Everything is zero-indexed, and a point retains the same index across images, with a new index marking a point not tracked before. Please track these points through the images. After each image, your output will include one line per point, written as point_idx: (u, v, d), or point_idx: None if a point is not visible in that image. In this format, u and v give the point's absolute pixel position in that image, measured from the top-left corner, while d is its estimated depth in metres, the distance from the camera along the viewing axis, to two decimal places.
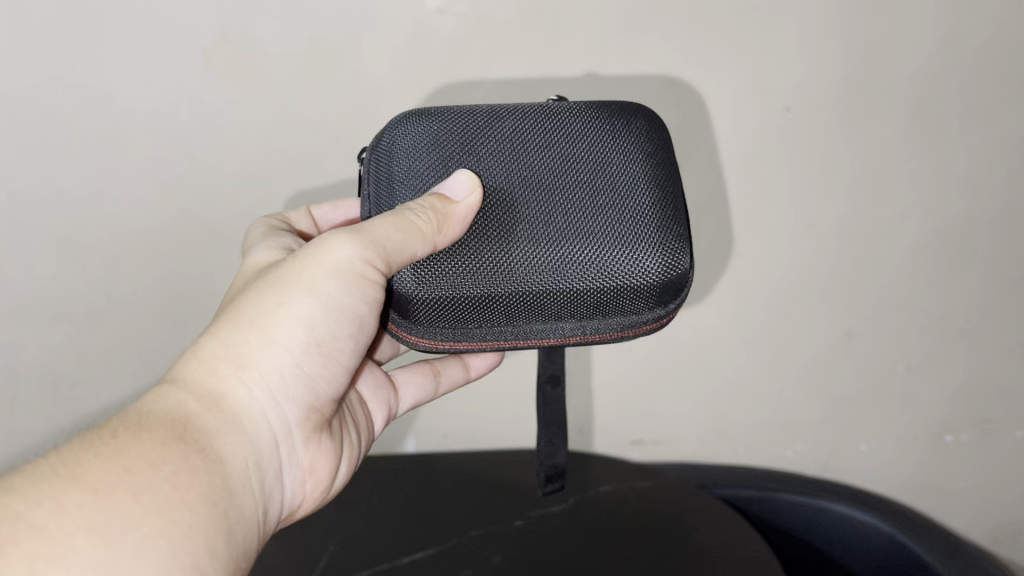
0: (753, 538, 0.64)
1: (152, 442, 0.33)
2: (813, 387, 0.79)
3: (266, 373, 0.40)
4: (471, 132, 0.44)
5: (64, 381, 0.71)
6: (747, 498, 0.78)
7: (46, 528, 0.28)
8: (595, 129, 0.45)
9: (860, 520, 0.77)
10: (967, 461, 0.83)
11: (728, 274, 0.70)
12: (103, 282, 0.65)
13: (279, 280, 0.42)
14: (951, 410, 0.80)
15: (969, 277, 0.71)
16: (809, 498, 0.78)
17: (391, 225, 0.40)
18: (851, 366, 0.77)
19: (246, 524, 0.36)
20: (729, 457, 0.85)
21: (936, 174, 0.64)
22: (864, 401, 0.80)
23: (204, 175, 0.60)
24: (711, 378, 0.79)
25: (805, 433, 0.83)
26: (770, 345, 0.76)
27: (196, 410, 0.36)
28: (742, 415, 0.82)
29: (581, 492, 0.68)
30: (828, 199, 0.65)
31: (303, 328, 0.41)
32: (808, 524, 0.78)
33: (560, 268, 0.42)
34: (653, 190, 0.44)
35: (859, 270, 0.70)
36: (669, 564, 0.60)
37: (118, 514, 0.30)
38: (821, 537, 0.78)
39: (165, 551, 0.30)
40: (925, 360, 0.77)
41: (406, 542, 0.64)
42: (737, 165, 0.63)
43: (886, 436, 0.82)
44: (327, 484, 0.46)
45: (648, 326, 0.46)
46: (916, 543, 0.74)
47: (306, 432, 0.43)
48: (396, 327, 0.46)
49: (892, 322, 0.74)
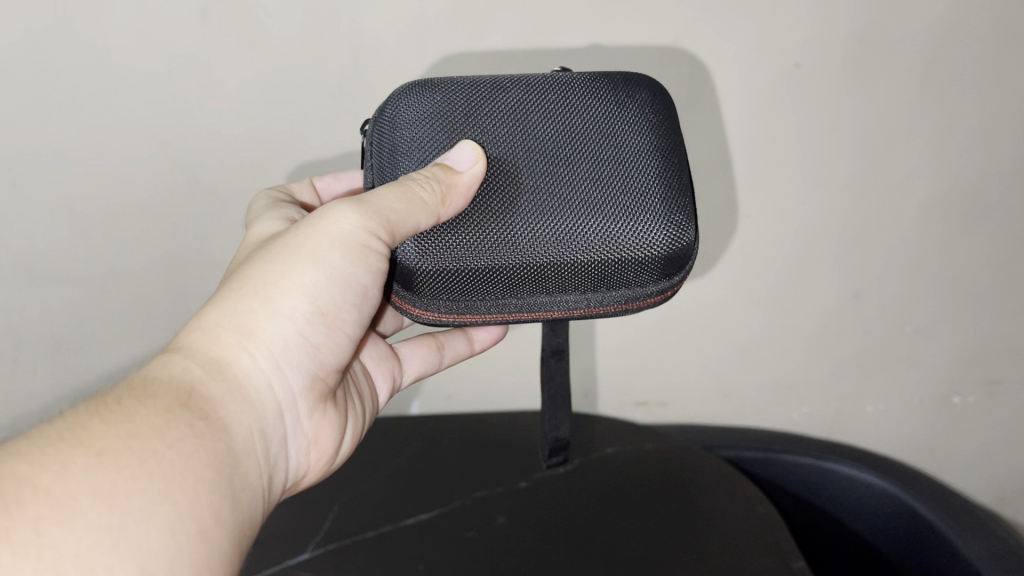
0: (759, 499, 0.64)
1: (156, 409, 0.33)
2: (822, 349, 0.80)
3: (271, 342, 0.40)
4: (474, 103, 0.44)
5: (72, 344, 0.71)
6: (753, 459, 0.78)
7: (52, 491, 0.28)
8: (600, 100, 0.45)
9: (866, 481, 0.75)
10: (976, 420, 0.85)
11: (737, 234, 0.70)
12: (106, 242, 0.65)
13: (283, 250, 0.41)
14: (961, 371, 0.82)
15: (979, 235, 0.71)
16: (815, 459, 0.77)
17: (394, 196, 0.40)
18: (861, 326, 0.78)
19: (251, 492, 0.36)
20: (735, 419, 0.86)
21: (948, 133, 0.65)
22: (873, 361, 0.81)
23: (206, 136, 0.60)
24: (718, 340, 0.79)
25: (809, 393, 0.84)
26: (778, 305, 0.76)
27: (201, 378, 0.36)
28: (748, 377, 0.83)
29: (586, 454, 0.69)
30: (837, 157, 0.65)
31: (307, 297, 0.41)
32: (812, 486, 0.78)
33: (564, 238, 0.42)
34: (657, 162, 0.44)
35: (870, 231, 0.71)
36: (675, 526, 0.61)
37: (123, 479, 0.30)
38: (825, 498, 0.78)
39: (172, 516, 0.30)
40: (935, 321, 0.78)
41: (413, 501, 0.65)
42: (745, 123, 0.63)
43: (894, 398, 0.84)
44: (332, 454, 0.46)
45: (652, 300, 0.46)
46: (921, 502, 0.72)
47: (310, 402, 0.43)
48: (400, 300, 0.45)
49: (902, 282, 0.75)
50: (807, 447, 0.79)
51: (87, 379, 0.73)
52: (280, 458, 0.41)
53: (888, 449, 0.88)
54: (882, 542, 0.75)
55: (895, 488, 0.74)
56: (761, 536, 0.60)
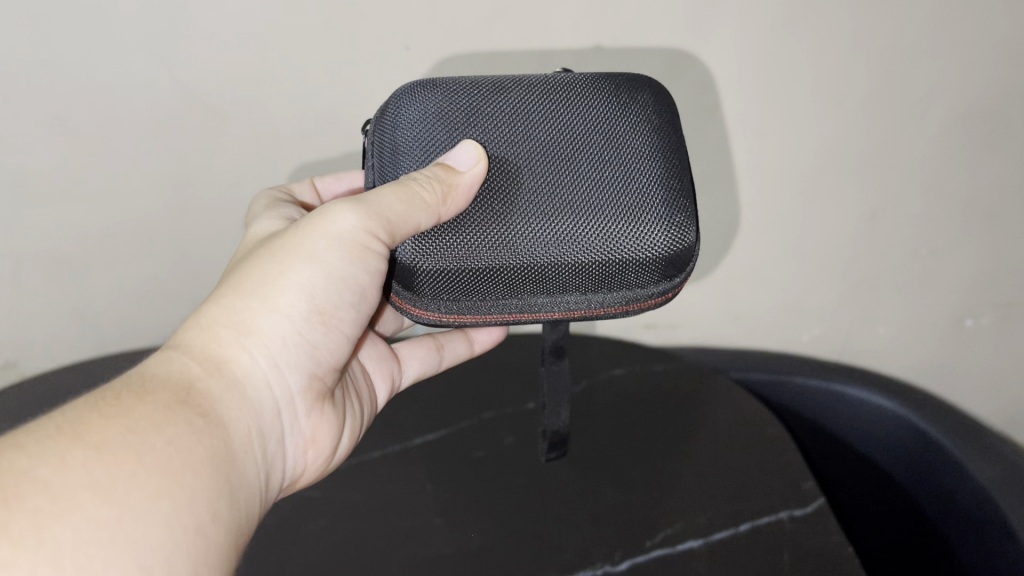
0: (767, 420, 0.68)
1: (155, 405, 0.33)
2: (832, 270, 0.79)
3: (270, 340, 0.40)
4: (475, 103, 0.44)
5: (73, 257, 0.70)
6: (763, 381, 0.83)
7: (50, 484, 0.28)
8: (602, 101, 0.45)
9: (873, 403, 0.79)
10: (986, 341, 0.85)
11: (746, 162, 0.68)
12: (96, 160, 0.63)
13: (280, 248, 0.41)
14: (972, 293, 0.81)
15: (1001, 153, 0.68)
16: (824, 381, 0.81)
17: (394, 196, 0.39)
18: (872, 246, 0.76)
19: (250, 489, 0.36)
20: (743, 340, 0.88)
21: (973, 47, 0.60)
22: (885, 283, 0.80)
23: (198, 54, 0.57)
24: (727, 262, 0.78)
25: (821, 316, 0.84)
26: (787, 230, 0.75)
27: (199, 374, 0.36)
28: (757, 296, 0.82)
29: (593, 376, 0.74)
30: (853, 74, 0.61)
31: (305, 296, 0.41)
32: (819, 408, 0.83)
33: (564, 239, 0.42)
34: (659, 164, 0.44)
35: (886, 152, 0.68)
36: (688, 444, 0.65)
37: (121, 474, 0.30)
38: (832, 419, 0.82)
39: (169, 513, 0.30)
40: (949, 243, 0.76)
41: (425, 421, 0.68)
42: (758, 41, 0.59)
43: (902, 320, 0.84)
44: (329, 452, 0.46)
45: (652, 301, 0.46)
46: (929, 422, 0.76)
47: (308, 401, 0.43)
48: (401, 299, 0.45)
49: (917, 202, 0.72)
50: (817, 369, 0.83)
51: (96, 281, 0.73)
52: (278, 455, 0.41)
53: (896, 369, 0.90)
54: (889, 462, 0.80)
55: (903, 409, 0.78)
56: (776, 454, 0.64)
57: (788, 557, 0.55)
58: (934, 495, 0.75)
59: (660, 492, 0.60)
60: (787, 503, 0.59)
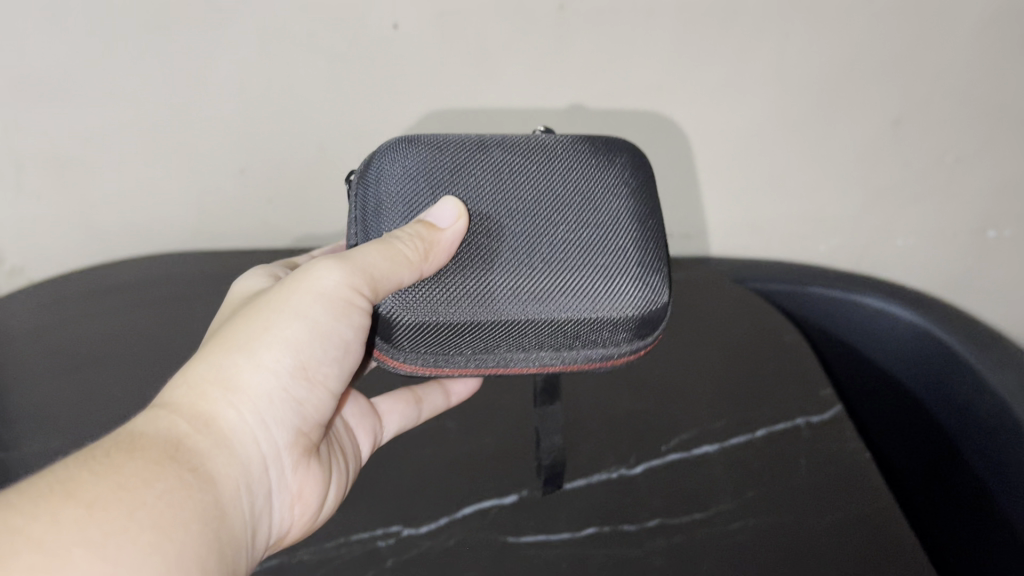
0: (788, 330, 0.73)
1: (145, 462, 0.34)
2: (857, 177, 0.78)
3: (256, 396, 0.41)
4: (458, 163, 0.46)
5: (70, 159, 0.71)
6: (781, 292, 0.82)
7: (44, 542, 0.29)
8: (580, 165, 0.47)
9: (892, 313, 0.78)
10: (1009, 251, 0.85)
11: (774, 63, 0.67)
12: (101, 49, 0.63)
13: (266, 306, 0.42)
14: (994, 204, 0.81)
15: None
16: (842, 292, 0.80)
17: (379, 253, 0.40)
18: (898, 154, 0.76)
19: (237, 545, 0.37)
20: (761, 252, 0.85)
21: None
22: (907, 189, 0.79)
23: None
24: (748, 170, 0.77)
25: (843, 227, 0.83)
26: (808, 139, 0.74)
27: (187, 431, 0.37)
28: (776, 208, 0.81)
29: None
30: None
31: (290, 352, 0.42)
32: (834, 316, 0.81)
33: (539, 299, 0.43)
34: (634, 227, 0.46)
35: (910, 61, 0.68)
36: (714, 356, 0.70)
37: (114, 529, 0.30)
38: (843, 330, 0.82)
39: (160, 568, 0.31)
40: (979, 149, 0.76)
41: None
42: None
43: (923, 231, 0.83)
44: (316, 507, 0.47)
45: (622, 358, 0.48)
46: (947, 332, 0.75)
47: (293, 455, 0.44)
48: (380, 353, 0.46)
49: (944, 108, 0.72)
50: (832, 279, 0.81)
51: (88, 176, 0.73)
52: (265, 512, 0.41)
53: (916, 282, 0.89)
54: (900, 371, 0.80)
55: (922, 321, 0.76)
56: (803, 360, 0.69)
57: (806, 462, 0.58)
58: (941, 403, 0.76)
59: (682, 398, 0.65)
60: (806, 410, 0.63)
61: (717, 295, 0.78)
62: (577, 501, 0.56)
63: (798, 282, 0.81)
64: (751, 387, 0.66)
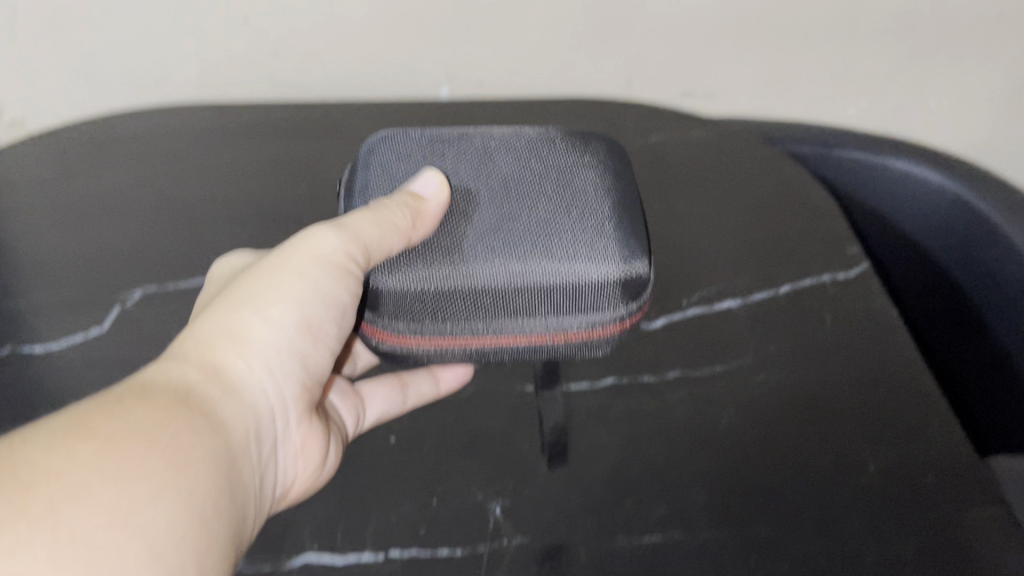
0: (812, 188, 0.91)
1: (162, 408, 0.42)
2: None
3: (262, 347, 0.50)
4: (448, 148, 0.55)
5: None
6: (804, 151, 0.99)
7: (62, 474, 0.36)
8: (553, 152, 0.55)
9: (922, 175, 0.94)
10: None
11: None
12: None
13: (272, 269, 0.52)
14: None
15: None
16: (872, 154, 0.96)
17: (369, 223, 0.50)
18: None
19: (249, 484, 0.45)
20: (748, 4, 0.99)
21: None
22: None
23: None
24: None
25: None
26: None
27: (196, 379, 0.45)
28: None
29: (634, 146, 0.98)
30: None
31: (296, 307, 0.51)
32: (869, 183, 0.98)
33: (514, 264, 0.49)
34: (609, 200, 0.52)
35: None
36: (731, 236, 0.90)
37: (130, 465, 0.38)
38: (874, 195, 0.99)
39: (173, 503, 0.39)
40: None
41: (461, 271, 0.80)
42: None
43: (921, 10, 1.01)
44: (318, 463, 0.56)
45: (610, 327, 0.53)
46: (978, 200, 0.89)
47: (298, 409, 0.53)
48: (375, 325, 0.53)
49: None
50: (862, 142, 0.98)
51: None
52: (272, 459, 0.50)
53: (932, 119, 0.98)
54: (923, 231, 0.97)
55: (956, 186, 0.91)
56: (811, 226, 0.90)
57: (829, 322, 0.81)
58: (972, 267, 0.92)
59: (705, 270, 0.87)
60: (834, 267, 0.86)
61: (752, 163, 0.97)
62: (613, 409, 0.75)
63: (821, 142, 0.99)
64: (787, 236, 0.90)
